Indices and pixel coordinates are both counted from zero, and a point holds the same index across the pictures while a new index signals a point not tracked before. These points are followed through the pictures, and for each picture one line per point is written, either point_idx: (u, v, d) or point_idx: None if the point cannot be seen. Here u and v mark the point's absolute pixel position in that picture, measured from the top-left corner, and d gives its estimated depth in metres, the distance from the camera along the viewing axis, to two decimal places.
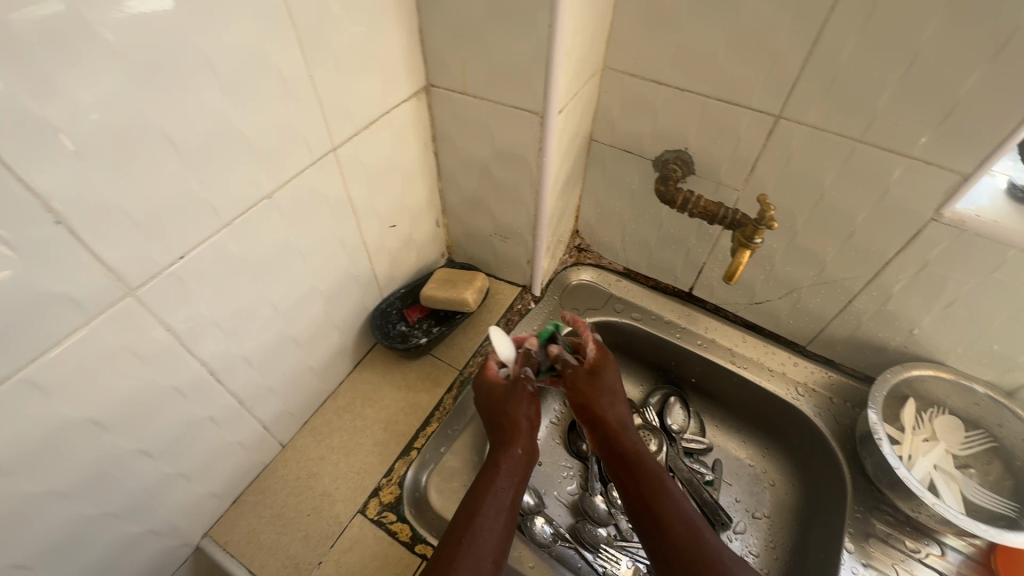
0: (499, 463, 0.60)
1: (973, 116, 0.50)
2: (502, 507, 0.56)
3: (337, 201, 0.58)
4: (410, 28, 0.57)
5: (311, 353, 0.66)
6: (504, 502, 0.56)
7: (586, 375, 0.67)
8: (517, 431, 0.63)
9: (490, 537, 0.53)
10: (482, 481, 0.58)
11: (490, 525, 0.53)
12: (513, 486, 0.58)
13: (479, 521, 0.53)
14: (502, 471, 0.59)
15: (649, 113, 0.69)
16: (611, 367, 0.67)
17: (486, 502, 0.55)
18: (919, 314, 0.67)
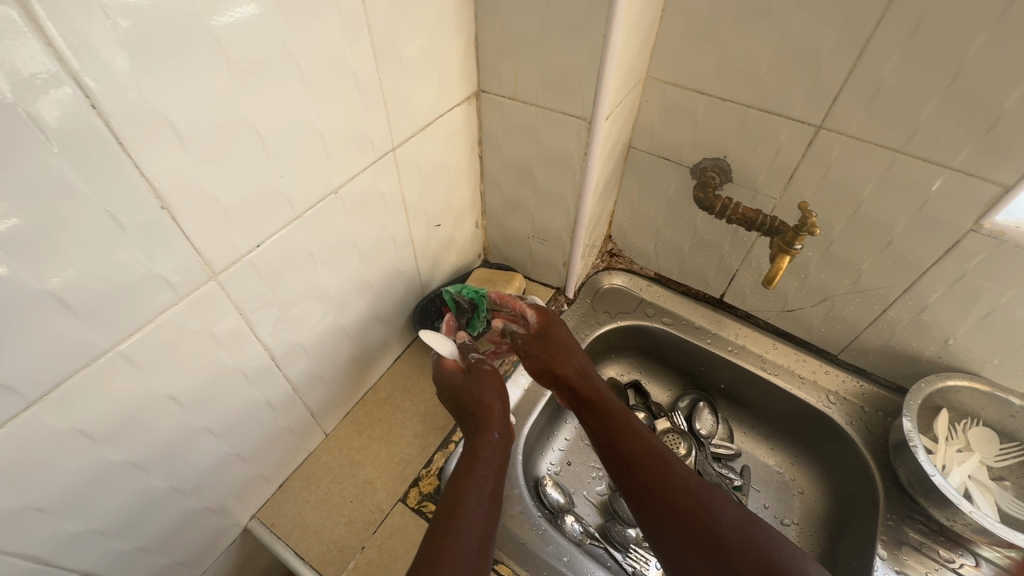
0: (476, 452, 0.56)
1: (1016, 130, 0.52)
2: (485, 492, 0.52)
3: (391, 199, 0.61)
4: (466, 36, 0.60)
5: (358, 345, 0.68)
6: (486, 488, 0.53)
7: (536, 340, 0.66)
8: (491, 414, 0.59)
9: (475, 525, 0.49)
10: (461, 473, 0.54)
11: (476, 515, 0.50)
12: (494, 471, 0.55)
13: (462, 514, 0.50)
14: (479, 459, 0.55)
15: (689, 122, 0.71)
16: (558, 323, 0.67)
17: (466, 494, 0.51)
18: (955, 324, 0.68)
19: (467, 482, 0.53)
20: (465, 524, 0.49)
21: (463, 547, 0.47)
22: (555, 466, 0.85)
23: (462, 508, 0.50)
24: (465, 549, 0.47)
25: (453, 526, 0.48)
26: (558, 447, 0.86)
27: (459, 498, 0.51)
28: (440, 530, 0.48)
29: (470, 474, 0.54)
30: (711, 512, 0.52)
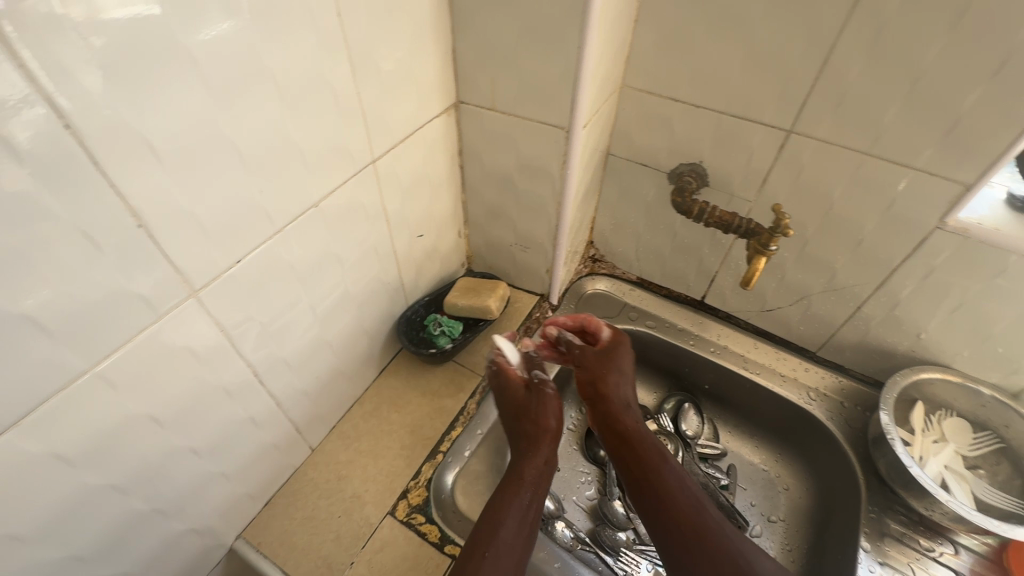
0: (522, 470, 0.62)
1: (974, 130, 0.54)
2: (526, 509, 0.59)
3: (372, 211, 0.61)
4: (444, 48, 0.61)
5: (342, 358, 0.68)
6: (528, 509, 0.59)
7: (595, 357, 0.72)
8: (539, 438, 0.65)
9: (517, 536, 0.56)
10: (508, 485, 0.60)
11: (515, 531, 0.56)
12: (538, 492, 0.61)
13: (505, 527, 0.56)
14: (524, 480, 0.61)
15: (665, 129, 0.73)
16: (626, 351, 0.73)
17: (510, 507, 0.58)
18: (926, 318, 0.70)
19: (512, 497, 0.59)
20: (508, 540, 0.55)
21: (503, 560, 0.53)
22: None
23: (506, 518, 0.57)
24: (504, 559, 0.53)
25: (497, 538, 0.55)
26: None
27: (503, 511, 0.57)
28: (481, 535, 0.55)
29: (516, 492, 0.60)
30: (742, 556, 0.55)
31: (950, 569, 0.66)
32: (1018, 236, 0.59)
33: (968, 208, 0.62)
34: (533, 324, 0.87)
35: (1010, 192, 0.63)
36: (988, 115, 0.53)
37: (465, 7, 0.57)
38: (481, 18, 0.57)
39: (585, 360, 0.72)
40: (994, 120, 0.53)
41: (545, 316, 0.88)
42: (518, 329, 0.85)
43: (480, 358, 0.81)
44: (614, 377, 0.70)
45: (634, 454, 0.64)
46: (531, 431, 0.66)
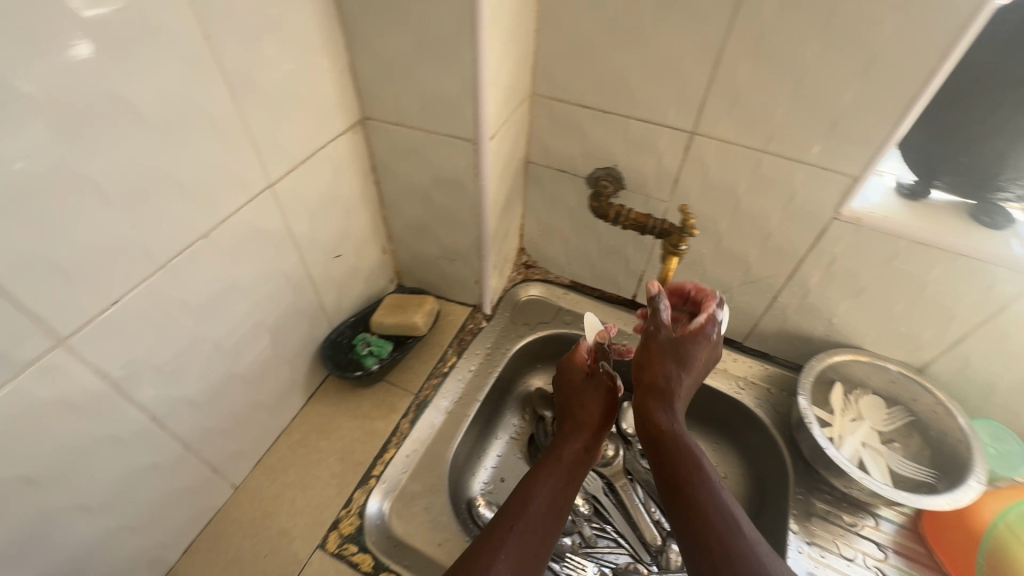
0: (560, 452, 0.63)
1: (854, 126, 0.57)
2: (553, 492, 0.59)
3: (277, 236, 0.59)
4: (340, 65, 0.59)
5: (260, 389, 0.65)
6: (557, 495, 0.59)
7: (665, 336, 0.60)
8: (581, 427, 0.66)
9: (536, 518, 0.56)
10: (541, 468, 0.61)
11: (537, 510, 0.56)
12: (566, 481, 0.61)
13: (531, 505, 0.57)
14: (559, 464, 0.62)
15: (578, 135, 0.73)
16: (703, 341, 0.59)
17: (538, 489, 0.58)
18: (836, 304, 0.74)
19: (540, 479, 0.60)
20: (530, 514, 0.56)
21: (522, 537, 0.54)
22: (488, 484, 0.82)
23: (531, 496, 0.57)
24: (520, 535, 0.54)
25: (519, 511, 0.56)
26: (490, 465, 0.84)
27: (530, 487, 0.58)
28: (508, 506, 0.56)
29: (548, 475, 0.60)
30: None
31: (873, 541, 0.69)
32: (905, 222, 0.63)
33: (861, 198, 0.65)
34: (465, 335, 0.86)
35: (897, 181, 0.66)
36: (864, 110, 0.56)
37: (358, 23, 0.56)
38: (374, 33, 0.57)
39: (647, 342, 0.60)
40: (869, 115, 0.56)
41: (478, 327, 0.88)
42: (451, 343, 0.85)
43: (413, 375, 0.80)
44: (671, 365, 0.58)
45: (672, 458, 0.54)
46: (578, 418, 0.67)
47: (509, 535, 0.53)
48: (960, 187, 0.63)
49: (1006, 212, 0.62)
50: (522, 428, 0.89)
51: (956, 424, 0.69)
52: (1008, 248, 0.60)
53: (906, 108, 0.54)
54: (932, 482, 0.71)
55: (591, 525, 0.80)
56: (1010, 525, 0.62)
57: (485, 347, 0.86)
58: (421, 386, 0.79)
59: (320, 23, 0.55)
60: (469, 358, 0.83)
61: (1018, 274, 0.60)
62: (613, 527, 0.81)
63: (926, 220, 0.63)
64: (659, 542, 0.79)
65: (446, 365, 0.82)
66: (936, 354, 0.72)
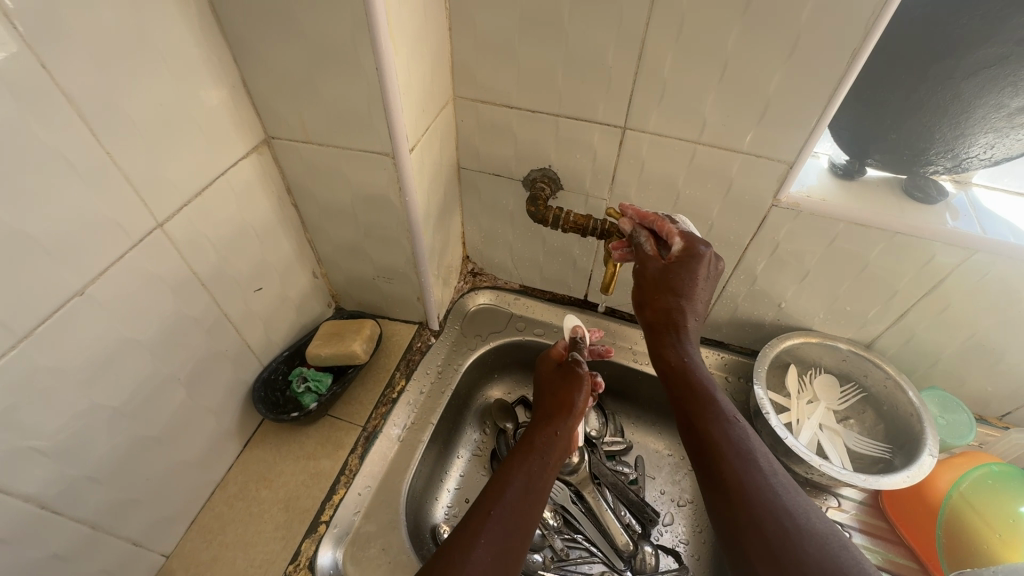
0: (534, 438, 0.63)
1: (785, 110, 0.55)
2: (532, 475, 0.57)
3: (179, 280, 0.53)
4: (229, 82, 0.53)
5: (184, 447, 0.59)
6: (536, 478, 0.57)
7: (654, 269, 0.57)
8: (555, 411, 0.66)
9: (516, 501, 0.54)
10: (517, 454, 0.60)
11: (517, 494, 0.54)
12: (547, 461, 0.60)
13: (509, 489, 0.55)
14: (537, 447, 0.61)
15: (508, 137, 0.69)
16: (693, 267, 0.54)
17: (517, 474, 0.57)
18: (784, 289, 0.73)
19: (520, 463, 0.58)
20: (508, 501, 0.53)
21: (503, 516, 0.52)
22: (452, 508, 0.77)
23: (510, 482, 0.56)
24: (503, 516, 0.52)
25: (499, 498, 0.53)
26: (452, 486, 0.80)
27: (514, 471, 0.57)
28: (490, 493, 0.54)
29: (526, 458, 0.59)
30: (797, 524, 0.43)
31: (837, 523, 0.70)
32: (841, 203, 0.62)
33: (797, 183, 0.64)
34: (414, 355, 0.82)
35: (831, 161, 0.66)
36: (792, 95, 0.54)
37: (245, 35, 0.51)
38: (266, 46, 0.51)
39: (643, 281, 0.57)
40: (797, 101, 0.54)
41: (427, 344, 0.84)
42: (398, 366, 0.80)
43: (359, 406, 0.75)
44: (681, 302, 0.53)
45: (685, 394, 0.53)
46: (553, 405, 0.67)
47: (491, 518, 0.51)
48: (892, 163, 0.63)
49: (936, 186, 0.63)
50: (483, 443, 0.85)
51: (907, 398, 0.70)
52: (941, 221, 0.60)
53: (833, 91, 0.52)
54: (888, 458, 0.72)
55: (562, 537, 0.78)
56: (962, 494, 0.63)
57: (435, 365, 0.81)
58: (369, 416, 0.74)
59: (199, 39, 0.49)
60: (418, 379, 0.79)
61: (953, 247, 0.60)
62: (583, 535, 0.78)
63: (862, 200, 0.62)
64: (631, 546, 0.76)
65: (395, 391, 0.77)
66: (882, 329, 0.72)
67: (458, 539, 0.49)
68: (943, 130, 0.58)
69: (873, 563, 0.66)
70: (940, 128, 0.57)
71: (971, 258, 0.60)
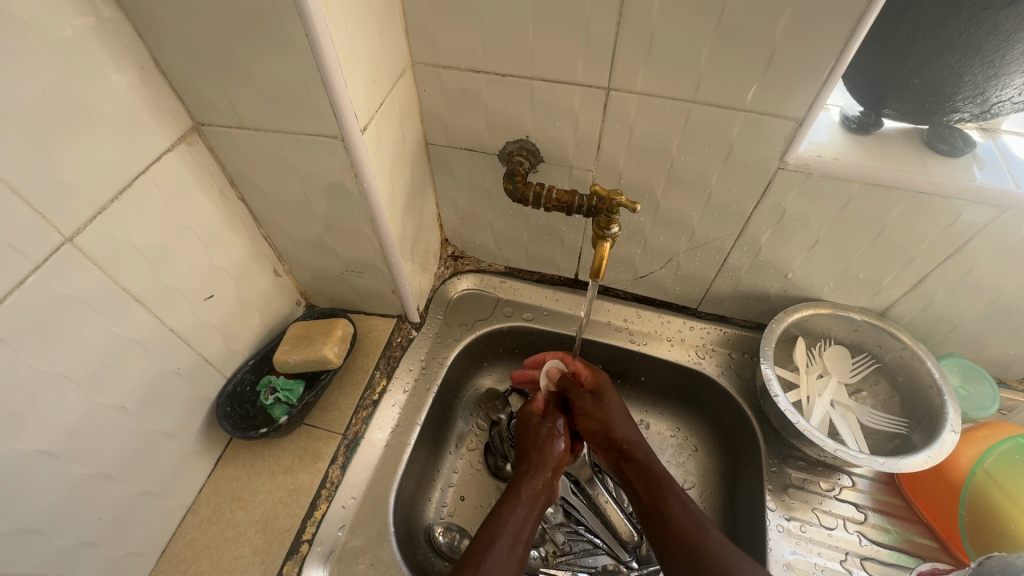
0: (520, 490, 0.58)
1: (792, 60, 0.48)
2: (519, 537, 0.54)
3: (105, 301, 0.46)
4: (139, 65, 0.46)
5: (141, 478, 0.54)
6: (521, 533, 0.54)
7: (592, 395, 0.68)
8: (539, 460, 0.62)
9: (505, 570, 0.50)
10: (503, 508, 0.56)
11: (510, 557, 0.52)
12: (532, 515, 0.57)
13: (497, 548, 0.52)
14: (522, 504, 0.57)
15: (478, 107, 0.61)
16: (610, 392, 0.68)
17: (503, 533, 0.53)
18: (790, 259, 0.67)
19: (507, 528, 0.54)
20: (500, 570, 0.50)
21: None
22: (447, 507, 0.73)
23: (498, 549, 0.52)
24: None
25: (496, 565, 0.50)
26: (445, 483, 0.75)
27: (504, 540, 0.53)
28: (482, 563, 0.50)
29: (514, 519, 0.55)
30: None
31: (851, 503, 0.66)
32: (856, 159, 0.55)
33: (806, 140, 0.56)
34: (394, 352, 0.75)
35: (843, 113, 0.58)
36: (799, 40, 0.46)
37: (148, 7, 0.43)
38: (174, 17, 0.43)
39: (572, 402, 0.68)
40: (807, 45, 0.46)
41: (408, 338, 0.77)
42: (378, 365, 0.74)
43: (337, 412, 0.69)
44: (597, 415, 0.65)
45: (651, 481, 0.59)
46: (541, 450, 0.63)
47: None
48: (912, 113, 0.55)
49: (962, 136, 0.55)
50: (477, 435, 0.80)
51: (925, 368, 0.65)
52: (967, 176, 0.53)
53: (850, 33, 0.44)
54: (905, 432, 0.67)
55: (564, 530, 0.72)
56: (988, 472, 0.59)
57: (418, 360, 0.75)
58: (348, 422, 0.68)
59: (92, 17, 0.41)
60: (401, 377, 0.73)
61: (980, 206, 0.53)
62: (586, 527, 0.72)
63: (880, 156, 0.55)
64: (636, 538, 0.71)
65: (375, 392, 0.71)
66: (898, 296, 0.66)
67: None
68: (974, 71, 0.50)
69: (891, 544, 0.63)
70: (971, 68, 0.50)
71: (1000, 217, 0.53)
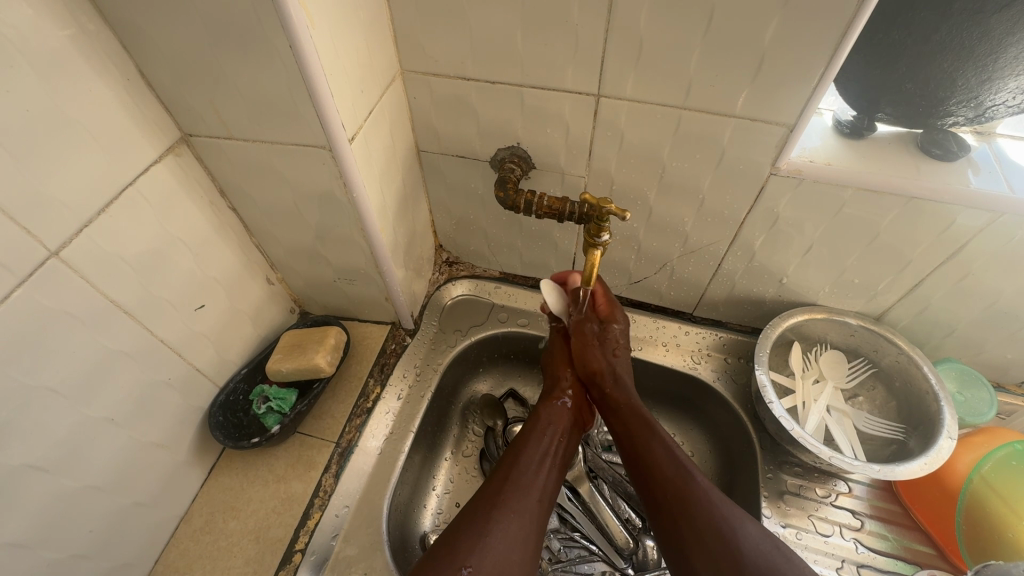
0: (542, 412, 0.65)
1: (780, 67, 0.47)
2: (545, 452, 0.60)
3: (92, 313, 0.46)
4: (125, 77, 0.46)
5: (132, 489, 0.54)
6: (549, 448, 0.61)
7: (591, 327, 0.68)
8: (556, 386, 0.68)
9: (532, 484, 0.56)
10: (530, 427, 0.63)
11: (534, 472, 0.57)
12: (557, 435, 0.63)
13: (522, 463, 0.58)
14: (550, 425, 0.63)
15: (469, 114, 0.61)
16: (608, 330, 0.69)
17: (530, 449, 0.60)
18: (784, 264, 0.66)
19: (534, 442, 0.61)
20: (526, 484, 0.56)
21: (523, 494, 0.55)
22: (443, 515, 0.73)
23: (523, 462, 0.58)
24: (520, 494, 0.55)
25: (524, 481, 0.56)
26: (440, 490, 0.75)
27: (531, 453, 0.59)
28: (510, 475, 0.57)
29: (541, 437, 0.61)
30: (729, 527, 0.49)
31: (848, 509, 0.65)
32: (849, 165, 0.54)
33: (799, 146, 0.56)
34: (388, 359, 0.75)
35: (836, 118, 0.58)
36: (788, 46, 0.46)
37: (133, 19, 0.42)
38: (159, 29, 0.43)
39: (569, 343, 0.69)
40: (796, 51, 0.46)
41: (402, 345, 0.77)
42: (372, 372, 0.74)
43: (330, 420, 0.69)
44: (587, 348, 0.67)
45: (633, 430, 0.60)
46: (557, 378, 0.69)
47: (508, 491, 0.55)
48: (906, 117, 0.55)
49: (956, 140, 0.55)
50: (473, 441, 0.79)
51: (921, 373, 0.65)
52: (962, 181, 0.52)
53: (840, 39, 0.44)
54: (902, 438, 0.67)
55: (559, 537, 0.72)
56: (985, 479, 0.59)
57: (412, 367, 0.75)
58: (342, 431, 0.68)
59: (75, 29, 0.41)
60: (395, 385, 0.73)
61: (975, 210, 0.52)
62: (581, 533, 0.72)
63: (874, 162, 0.55)
64: (632, 544, 0.70)
65: (369, 400, 0.71)
66: (893, 301, 0.65)
67: (478, 513, 0.53)
68: (967, 76, 0.49)
69: (887, 551, 0.63)
70: (964, 73, 0.49)
71: (995, 221, 0.53)
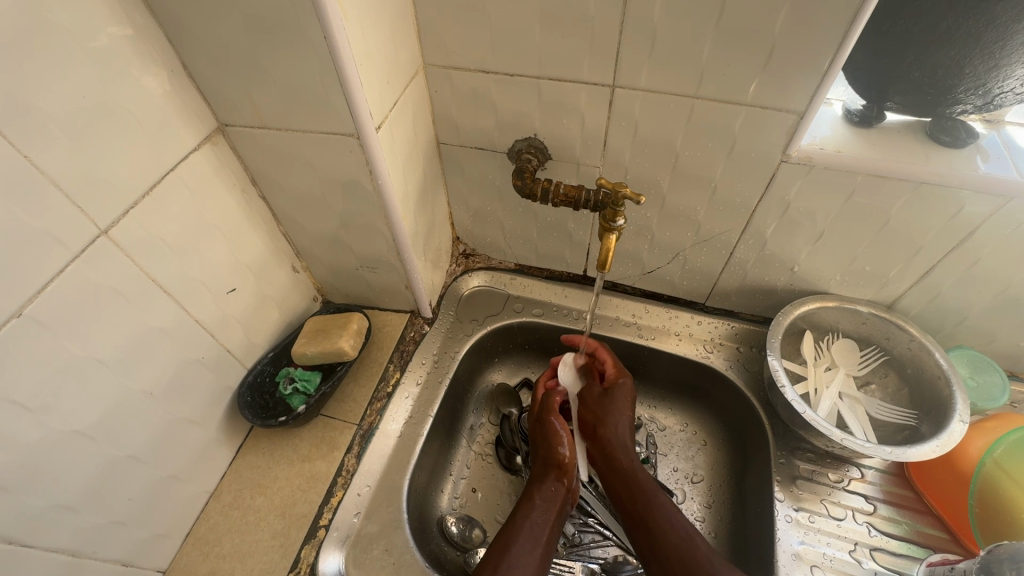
0: (535, 497, 0.61)
1: (790, 56, 0.49)
2: (537, 540, 0.56)
3: (135, 290, 0.49)
4: (168, 69, 0.49)
5: (167, 461, 0.56)
6: (540, 536, 0.57)
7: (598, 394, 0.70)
8: (549, 466, 0.64)
9: (525, 571, 0.53)
10: (518, 513, 0.59)
11: (526, 557, 0.54)
12: (550, 521, 0.59)
13: (514, 550, 0.54)
14: (543, 510, 0.59)
15: (488, 107, 0.63)
16: (620, 392, 0.69)
17: (520, 538, 0.56)
18: (795, 252, 0.67)
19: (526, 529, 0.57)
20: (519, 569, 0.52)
21: None
22: (459, 498, 0.74)
23: (514, 554, 0.54)
24: None
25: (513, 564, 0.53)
26: (457, 476, 0.77)
27: (524, 538, 0.56)
28: (501, 563, 0.53)
29: (534, 524, 0.57)
30: None
31: (860, 494, 0.66)
32: (858, 151, 0.56)
33: (809, 134, 0.58)
34: (407, 346, 0.78)
35: (846, 107, 0.59)
36: (797, 35, 0.48)
37: (177, 14, 0.45)
38: (203, 24, 0.46)
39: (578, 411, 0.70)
40: (805, 40, 0.48)
41: (421, 333, 0.79)
42: (392, 359, 0.76)
43: (352, 403, 0.72)
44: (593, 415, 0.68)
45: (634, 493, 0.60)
46: (549, 458, 0.64)
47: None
48: (915, 106, 0.56)
49: (965, 128, 0.56)
50: (488, 428, 0.81)
51: (933, 360, 0.66)
52: (971, 166, 0.54)
53: (845, 31, 0.46)
54: (914, 425, 0.67)
55: (574, 522, 0.73)
56: (998, 461, 0.59)
57: (431, 355, 0.77)
58: (363, 413, 0.70)
59: (124, 22, 0.44)
60: (414, 371, 0.75)
61: (984, 195, 0.53)
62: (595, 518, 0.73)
63: (883, 148, 0.56)
64: None
65: (390, 384, 0.73)
66: (905, 289, 0.66)
67: None
68: (974, 63, 0.51)
69: (900, 535, 0.63)
70: (971, 60, 0.51)
71: (1004, 207, 0.54)
